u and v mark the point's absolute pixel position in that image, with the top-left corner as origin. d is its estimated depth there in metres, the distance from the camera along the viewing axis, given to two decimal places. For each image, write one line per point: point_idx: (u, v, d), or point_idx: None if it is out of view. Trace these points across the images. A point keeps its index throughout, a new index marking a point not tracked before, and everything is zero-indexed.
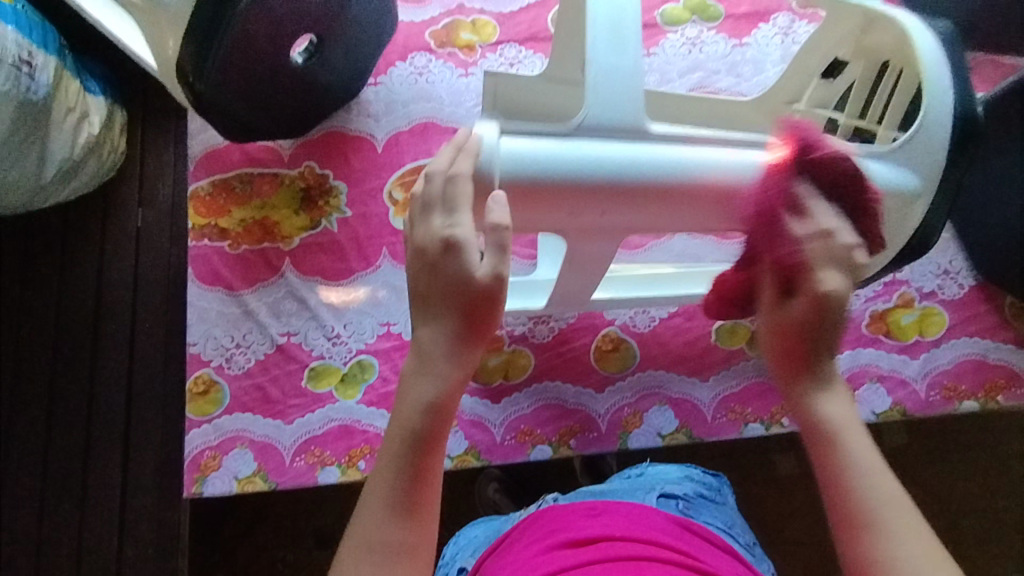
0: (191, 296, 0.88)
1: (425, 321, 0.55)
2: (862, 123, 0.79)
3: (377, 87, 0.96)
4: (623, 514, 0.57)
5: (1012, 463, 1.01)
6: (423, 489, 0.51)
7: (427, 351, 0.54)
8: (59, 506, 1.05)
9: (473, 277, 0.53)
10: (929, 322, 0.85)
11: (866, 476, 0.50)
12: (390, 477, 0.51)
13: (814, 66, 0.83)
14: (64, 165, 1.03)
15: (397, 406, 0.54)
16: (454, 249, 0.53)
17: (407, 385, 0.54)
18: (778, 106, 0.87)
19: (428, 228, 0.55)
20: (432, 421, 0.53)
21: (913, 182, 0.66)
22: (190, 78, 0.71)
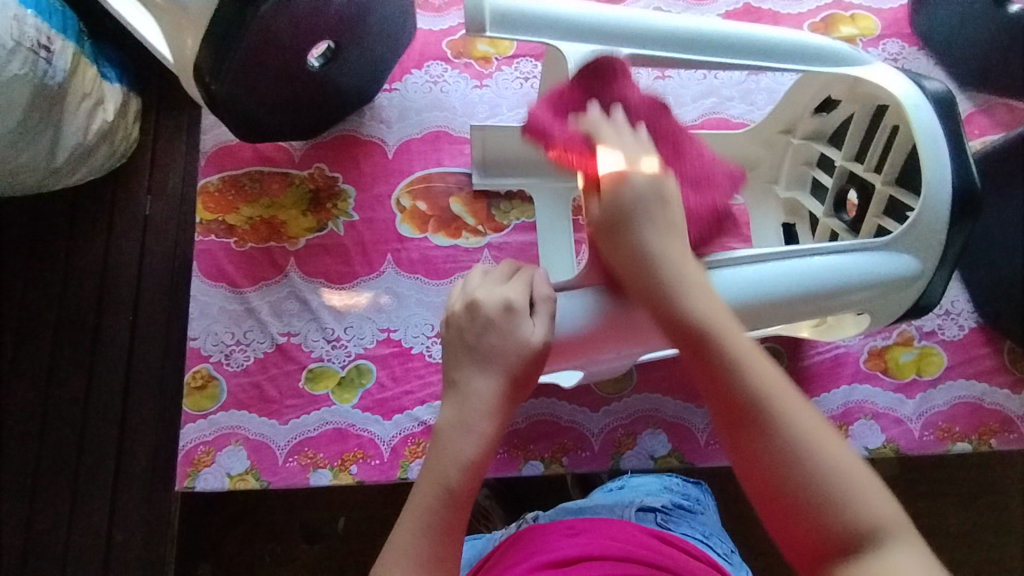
0: (195, 290, 0.89)
1: (468, 371, 0.56)
2: (858, 168, 0.80)
3: (392, 94, 0.96)
4: (603, 531, 0.58)
5: (1002, 504, 1.01)
6: (453, 544, 0.51)
7: (470, 405, 0.55)
8: (52, 486, 1.05)
9: (528, 338, 0.56)
10: (927, 361, 0.85)
11: (753, 376, 0.51)
12: (415, 537, 0.50)
13: (805, 103, 0.83)
14: (77, 151, 1.04)
15: (429, 464, 0.53)
16: (511, 310, 0.57)
17: (442, 444, 0.53)
18: (773, 135, 0.88)
19: (488, 288, 0.59)
20: (467, 477, 0.52)
21: (918, 255, 0.69)
22: (207, 78, 0.71)
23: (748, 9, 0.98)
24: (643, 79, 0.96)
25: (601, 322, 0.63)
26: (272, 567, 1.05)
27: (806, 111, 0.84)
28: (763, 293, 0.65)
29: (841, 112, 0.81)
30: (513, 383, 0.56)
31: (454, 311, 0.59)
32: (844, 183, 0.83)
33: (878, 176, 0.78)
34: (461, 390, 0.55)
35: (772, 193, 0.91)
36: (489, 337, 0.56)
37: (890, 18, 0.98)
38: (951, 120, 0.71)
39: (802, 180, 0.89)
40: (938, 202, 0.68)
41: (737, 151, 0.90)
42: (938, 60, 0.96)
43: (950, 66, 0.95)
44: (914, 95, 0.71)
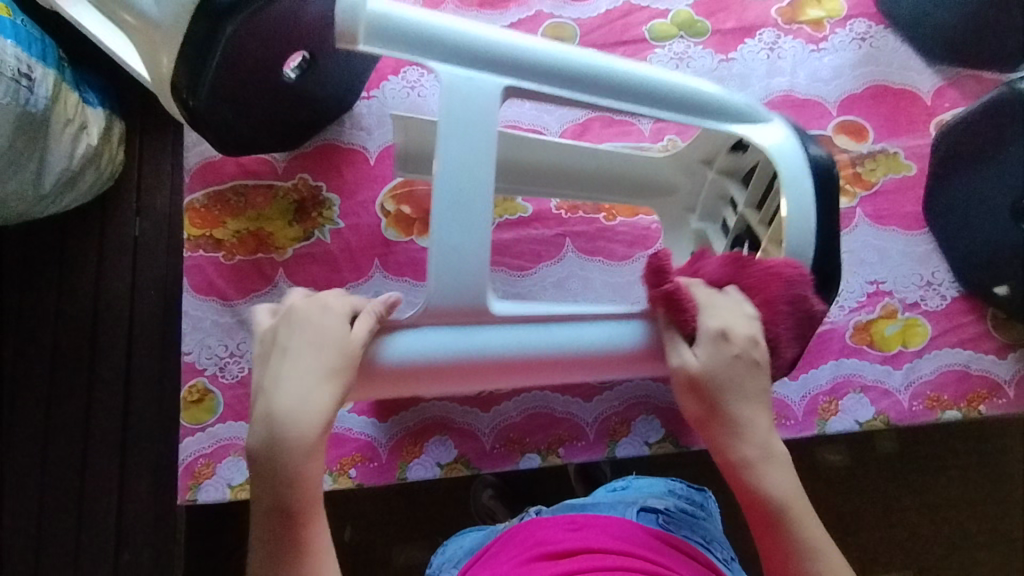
0: (187, 306, 0.89)
1: (278, 381, 0.59)
2: (755, 218, 0.79)
3: (370, 101, 0.98)
4: (604, 529, 0.59)
5: (996, 469, 1.03)
6: (314, 532, 0.57)
7: (279, 411, 0.58)
8: (57, 510, 1.06)
9: (347, 339, 0.62)
10: (912, 332, 0.87)
11: (780, 482, 0.64)
12: (267, 535, 0.56)
13: (722, 139, 0.82)
14: (62, 177, 1.05)
15: (259, 479, 0.57)
16: (342, 343, 0.62)
17: (261, 448, 0.57)
18: (691, 163, 0.87)
19: (336, 299, 0.64)
20: (298, 487, 0.57)
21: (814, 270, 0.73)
22: (185, 95, 0.72)
23: None
24: None
25: (442, 359, 0.66)
26: None
27: (724, 147, 0.83)
28: (603, 341, 0.69)
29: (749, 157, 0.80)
30: (346, 386, 0.61)
31: (291, 303, 0.64)
32: (741, 231, 0.82)
33: (766, 228, 0.77)
34: (275, 393, 0.58)
35: (684, 220, 0.91)
36: (319, 347, 0.61)
37: None
38: (825, 186, 0.74)
39: (715, 215, 0.89)
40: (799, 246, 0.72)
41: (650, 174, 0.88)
42: (906, 36, 0.97)
43: (918, 43, 0.97)
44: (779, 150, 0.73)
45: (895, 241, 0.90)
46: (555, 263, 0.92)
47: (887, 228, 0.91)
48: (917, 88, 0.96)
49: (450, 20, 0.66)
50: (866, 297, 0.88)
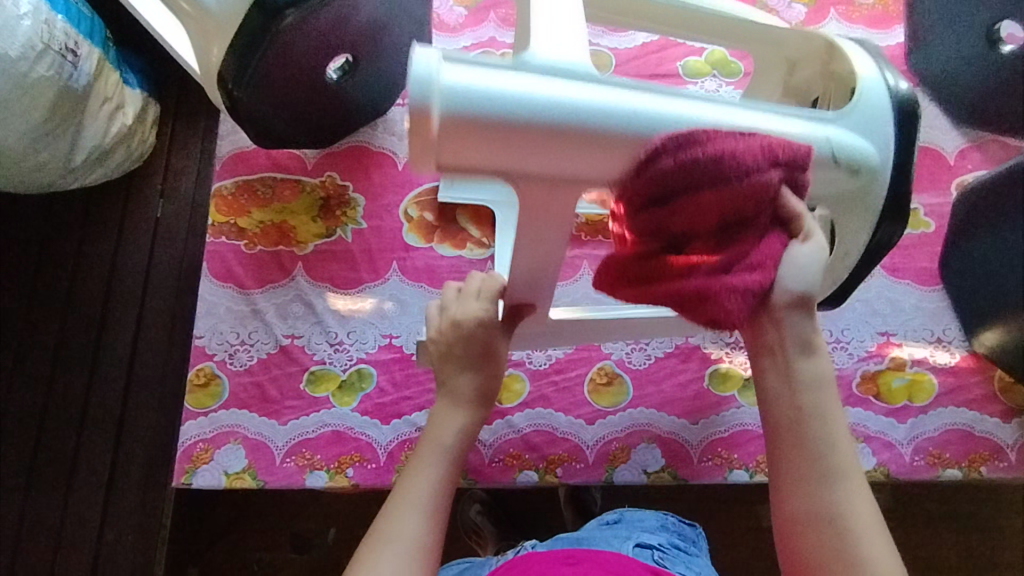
0: (203, 290, 0.90)
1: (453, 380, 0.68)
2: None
3: (404, 108, 1.00)
4: (603, 563, 0.60)
5: (992, 535, 1.02)
6: (429, 506, 0.61)
7: (457, 399, 0.68)
8: (47, 481, 1.06)
9: (497, 352, 0.69)
10: (919, 388, 0.87)
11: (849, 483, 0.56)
12: (411, 507, 0.60)
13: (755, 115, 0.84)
14: (94, 153, 1.07)
15: (427, 436, 0.66)
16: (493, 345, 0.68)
17: (438, 436, 0.66)
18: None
19: (463, 306, 0.68)
20: (451, 460, 0.65)
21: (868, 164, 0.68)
22: (229, 85, 0.74)
23: None
24: None
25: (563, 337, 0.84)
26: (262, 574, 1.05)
27: None
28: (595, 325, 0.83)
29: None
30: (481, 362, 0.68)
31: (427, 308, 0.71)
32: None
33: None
34: (449, 392, 0.68)
35: None
36: (472, 347, 0.67)
37: (888, 55, 1.02)
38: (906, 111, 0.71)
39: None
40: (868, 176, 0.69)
41: None
42: (933, 96, 0.99)
43: (944, 104, 0.99)
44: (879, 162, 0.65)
45: (908, 295, 0.91)
46: (571, 284, 0.93)
47: (901, 282, 0.91)
48: (940, 147, 0.98)
49: (541, 87, 0.52)
50: (875, 348, 0.88)
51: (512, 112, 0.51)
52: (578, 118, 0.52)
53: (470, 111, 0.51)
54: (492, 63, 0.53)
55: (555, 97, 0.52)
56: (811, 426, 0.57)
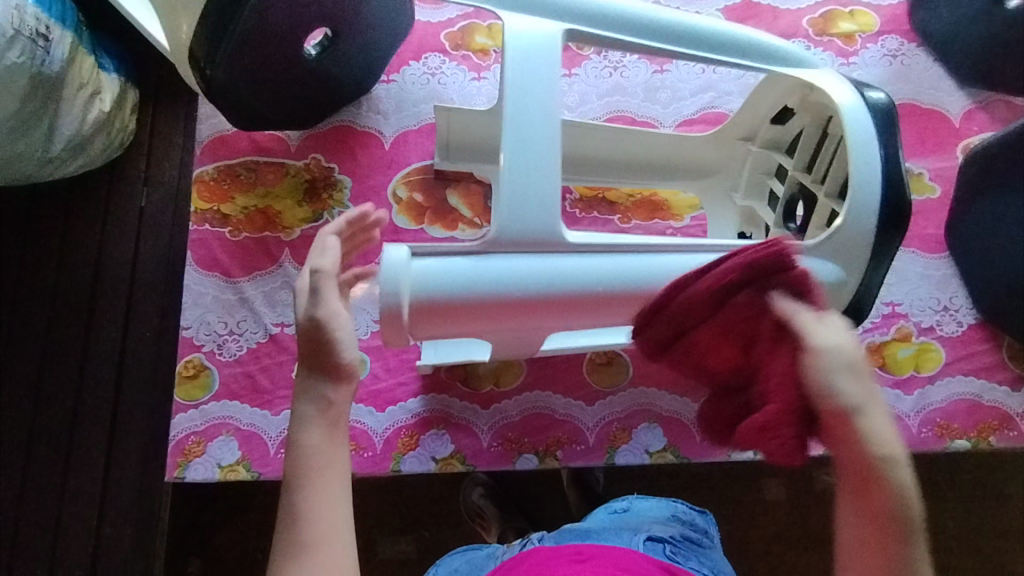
0: (189, 280, 0.88)
1: (295, 400, 0.58)
2: (806, 178, 0.77)
3: (389, 85, 0.96)
4: (611, 560, 0.57)
5: (999, 503, 1.01)
6: (316, 526, 0.52)
7: (322, 420, 0.57)
8: (42, 478, 1.04)
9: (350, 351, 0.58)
10: (926, 357, 0.85)
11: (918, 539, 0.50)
12: (287, 523, 0.53)
13: (764, 112, 0.81)
14: (72, 142, 1.03)
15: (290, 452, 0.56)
16: (329, 340, 0.58)
17: (298, 440, 0.56)
18: (732, 141, 0.87)
19: (327, 306, 0.59)
20: (319, 467, 0.55)
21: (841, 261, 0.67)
22: (202, 64, 0.71)
23: (747, 4, 0.98)
24: (642, 72, 0.95)
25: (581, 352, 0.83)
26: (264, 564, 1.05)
27: (765, 120, 0.82)
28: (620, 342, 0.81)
29: (795, 124, 0.79)
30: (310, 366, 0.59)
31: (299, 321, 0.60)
32: (795, 193, 0.80)
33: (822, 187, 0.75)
34: (306, 415, 0.57)
35: (729, 201, 0.89)
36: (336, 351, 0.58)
37: (889, 15, 0.98)
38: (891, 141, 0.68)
39: (760, 192, 0.86)
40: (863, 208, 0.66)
41: (690, 154, 0.88)
42: (937, 55, 0.96)
43: (949, 64, 0.95)
44: (840, 272, 0.68)
45: (914, 263, 0.88)
46: None
47: (906, 250, 0.89)
48: (945, 109, 0.94)
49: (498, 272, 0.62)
50: (880, 319, 0.86)
51: (477, 298, 0.62)
52: (533, 293, 0.62)
53: (430, 291, 0.61)
54: (460, 257, 0.62)
55: (512, 283, 0.62)
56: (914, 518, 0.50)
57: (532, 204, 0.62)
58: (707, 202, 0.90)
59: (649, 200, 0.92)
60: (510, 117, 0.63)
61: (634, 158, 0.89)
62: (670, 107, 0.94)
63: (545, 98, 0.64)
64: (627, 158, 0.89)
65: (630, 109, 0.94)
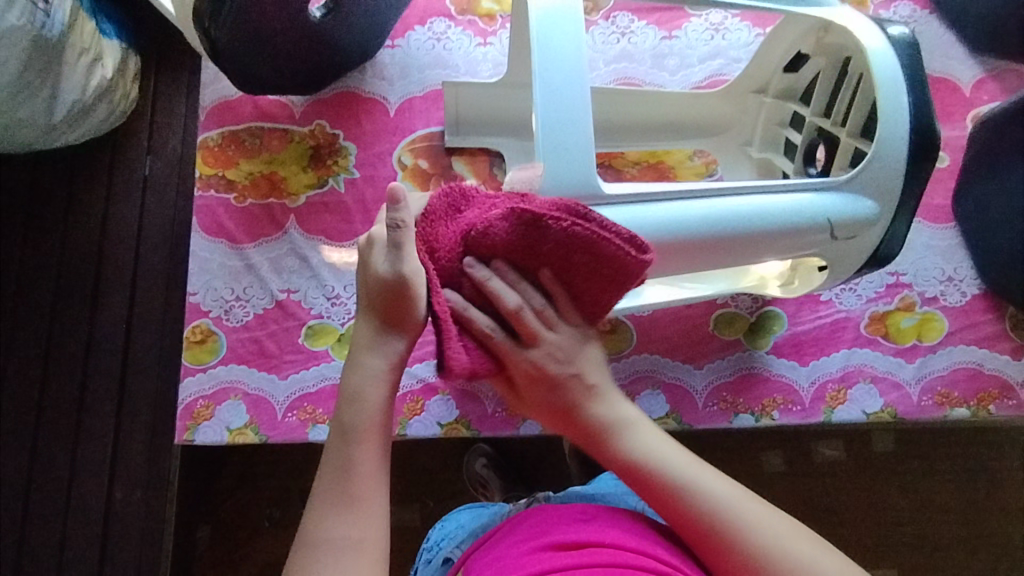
0: (195, 246, 0.88)
1: (363, 354, 0.58)
2: (825, 123, 0.76)
3: (394, 50, 0.95)
4: (616, 520, 0.58)
5: (994, 474, 1.02)
6: (361, 482, 0.53)
7: (356, 383, 0.57)
8: (52, 444, 1.06)
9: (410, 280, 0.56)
10: (929, 327, 0.85)
11: (710, 490, 0.55)
12: (328, 476, 0.54)
13: (777, 60, 0.80)
14: (74, 108, 1.03)
15: (341, 394, 0.57)
16: (409, 296, 0.56)
17: (342, 386, 0.57)
18: (743, 99, 0.85)
19: (378, 225, 0.59)
20: (368, 422, 0.55)
21: (873, 199, 0.67)
22: (205, 22, 0.71)
23: None
24: (650, 38, 0.94)
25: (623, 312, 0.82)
26: (271, 529, 1.07)
27: (778, 70, 0.81)
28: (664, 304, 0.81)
29: (810, 69, 0.79)
30: (387, 323, 0.58)
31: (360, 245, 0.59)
32: (814, 137, 0.79)
33: (843, 129, 0.74)
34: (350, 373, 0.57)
35: (745, 156, 0.88)
36: (376, 281, 0.57)
37: None
38: (917, 71, 0.67)
39: (775, 142, 0.86)
40: (891, 148, 0.66)
41: (698, 122, 0.88)
42: (951, 23, 0.94)
43: (961, 32, 0.94)
44: (876, 208, 0.68)
45: (920, 234, 0.88)
46: None
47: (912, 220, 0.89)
48: (956, 77, 0.93)
49: None
50: (885, 288, 0.86)
51: None
52: None
53: None
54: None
55: None
56: (736, 510, 0.53)
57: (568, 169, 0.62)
58: (720, 158, 0.89)
59: (655, 166, 0.90)
60: (539, 78, 0.63)
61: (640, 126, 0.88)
62: (678, 75, 0.93)
63: (569, 52, 0.64)
64: (634, 127, 0.88)
65: (637, 76, 0.93)
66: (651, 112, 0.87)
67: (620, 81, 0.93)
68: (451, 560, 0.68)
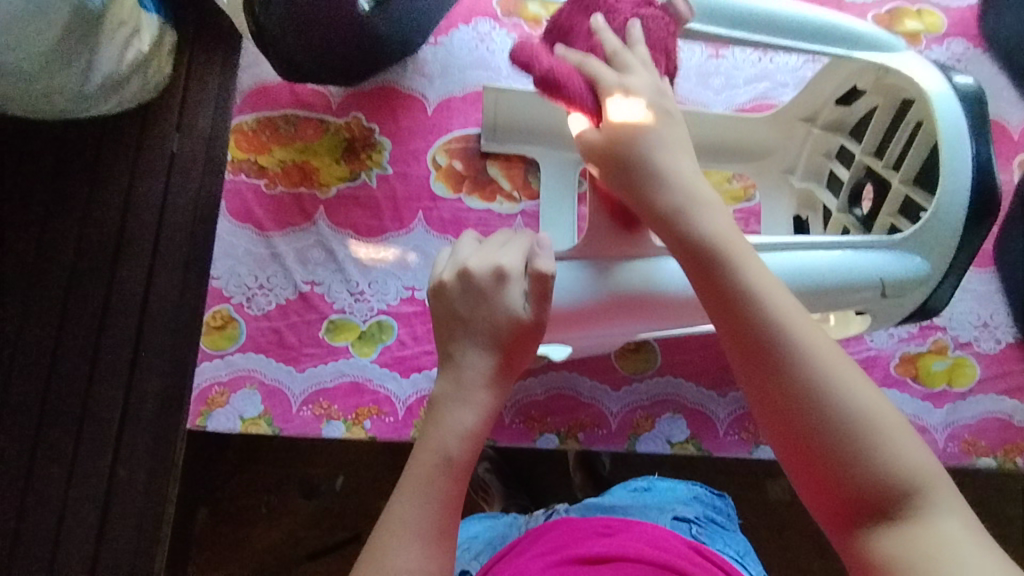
0: (221, 229, 0.87)
1: (466, 389, 0.51)
2: (877, 164, 0.75)
3: (436, 48, 0.94)
4: (641, 535, 0.56)
5: (1006, 521, 1.01)
6: (446, 509, 0.47)
7: (451, 419, 0.50)
8: (59, 413, 1.04)
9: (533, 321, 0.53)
10: (959, 372, 0.83)
11: (795, 334, 0.48)
12: (416, 507, 0.47)
13: (827, 94, 0.79)
14: (109, 79, 1.02)
15: (426, 435, 0.50)
16: (531, 344, 0.54)
17: (442, 414, 0.50)
18: (792, 123, 0.84)
19: (501, 254, 0.55)
20: (466, 448, 0.49)
21: (928, 254, 0.66)
22: (256, 9, 0.73)
23: None
24: (696, 56, 0.93)
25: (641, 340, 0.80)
26: (270, 516, 1.06)
27: (829, 101, 0.79)
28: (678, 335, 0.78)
29: (863, 105, 0.77)
30: (504, 365, 0.52)
31: (477, 269, 0.54)
32: (862, 176, 0.78)
33: (896, 172, 0.73)
34: (446, 408, 0.50)
35: (787, 183, 0.87)
36: (496, 313, 0.53)
37: (957, 18, 0.95)
38: (981, 120, 0.66)
39: (818, 173, 0.85)
40: (950, 202, 0.64)
41: (742, 140, 0.86)
42: (1002, 64, 0.93)
43: (1013, 74, 0.92)
44: (926, 266, 0.66)
45: None
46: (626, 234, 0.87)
47: None
48: (1005, 120, 0.92)
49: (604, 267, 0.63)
50: (918, 329, 0.85)
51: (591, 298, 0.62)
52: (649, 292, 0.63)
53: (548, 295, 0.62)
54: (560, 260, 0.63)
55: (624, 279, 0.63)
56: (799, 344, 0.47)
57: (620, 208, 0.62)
58: (760, 183, 0.87)
59: None
60: None
61: None
62: (722, 95, 0.92)
63: None
64: None
65: (681, 93, 0.91)
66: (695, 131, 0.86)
67: None
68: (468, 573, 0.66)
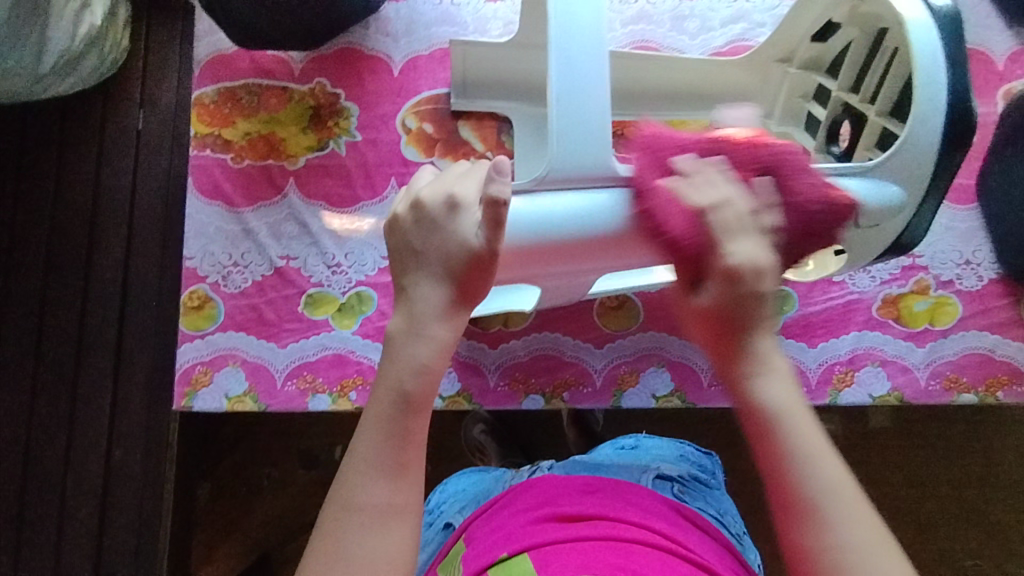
0: (191, 208, 0.85)
1: (422, 321, 0.50)
2: (853, 99, 0.73)
3: (399, 5, 0.91)
4: (619, 493, 0.58)
5: (991, 454, 1.02)
6: (410, 452, 0.48)
7: (409, 357, 0.49)
8: (49, 401, 1.04)
9: (486, 250, 0.51)
10: (942, 311, 0.83)
11: (817, 468, 0.42)
12: (375, 447, 0.47)
13: (805, 28, 0.76)
14: (63, 58, 0.98)
15: (384, 372, 0.50)
16: (488, 269, 0.52)
17: (400, 348, 0.50)
18: (767, 64, 0.81)
19: (454, 183, 0.53)
20: (423, 387, 0.49)
21: (903, 183, 0.64)
22: None
23: None
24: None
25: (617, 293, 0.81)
26: (270, 489, 1.08)
27: (805, 39, 0.77)
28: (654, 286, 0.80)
29: (839, 40, 0.75)
30: (460, 296, 0.51)
31: (428, 199, 0.53)
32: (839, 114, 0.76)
33: (871, 106, 0.71)
34: (402, 340, 0.49)
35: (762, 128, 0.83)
36: (448, 243, 0.51)
37: None
38: (958, 45, 0.63)
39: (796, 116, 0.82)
40: (925, 136, 0.62)
41: (717, 88, 0.84)
42: None
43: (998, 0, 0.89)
44: (901, 195, 0.65)
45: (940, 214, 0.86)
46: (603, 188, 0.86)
47: None
48: (988, 49, 0.89)
49: (566, 203, 0.60)
50: (900, 270, 0.84)
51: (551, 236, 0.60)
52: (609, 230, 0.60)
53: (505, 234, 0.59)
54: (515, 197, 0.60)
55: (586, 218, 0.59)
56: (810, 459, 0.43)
57: (582, 140, 0.59)
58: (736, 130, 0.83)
59: None
60: (556, 45, 0.59)
61: (656, 93, 0.85)
62: (698, 39, 0.89)
63: (591, 21, 0.60)
64: (652, 90, 0.85)
65: (655, 39, 0.88)
66: (669, 79, 0.84)
67: (635, 44, 0.88)
68: (451, 525, 0.67)
